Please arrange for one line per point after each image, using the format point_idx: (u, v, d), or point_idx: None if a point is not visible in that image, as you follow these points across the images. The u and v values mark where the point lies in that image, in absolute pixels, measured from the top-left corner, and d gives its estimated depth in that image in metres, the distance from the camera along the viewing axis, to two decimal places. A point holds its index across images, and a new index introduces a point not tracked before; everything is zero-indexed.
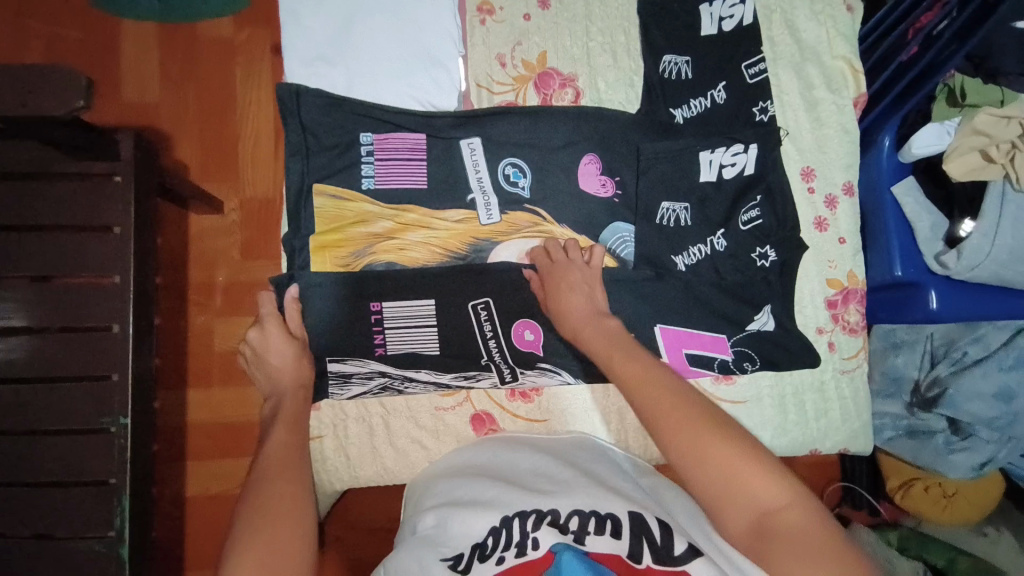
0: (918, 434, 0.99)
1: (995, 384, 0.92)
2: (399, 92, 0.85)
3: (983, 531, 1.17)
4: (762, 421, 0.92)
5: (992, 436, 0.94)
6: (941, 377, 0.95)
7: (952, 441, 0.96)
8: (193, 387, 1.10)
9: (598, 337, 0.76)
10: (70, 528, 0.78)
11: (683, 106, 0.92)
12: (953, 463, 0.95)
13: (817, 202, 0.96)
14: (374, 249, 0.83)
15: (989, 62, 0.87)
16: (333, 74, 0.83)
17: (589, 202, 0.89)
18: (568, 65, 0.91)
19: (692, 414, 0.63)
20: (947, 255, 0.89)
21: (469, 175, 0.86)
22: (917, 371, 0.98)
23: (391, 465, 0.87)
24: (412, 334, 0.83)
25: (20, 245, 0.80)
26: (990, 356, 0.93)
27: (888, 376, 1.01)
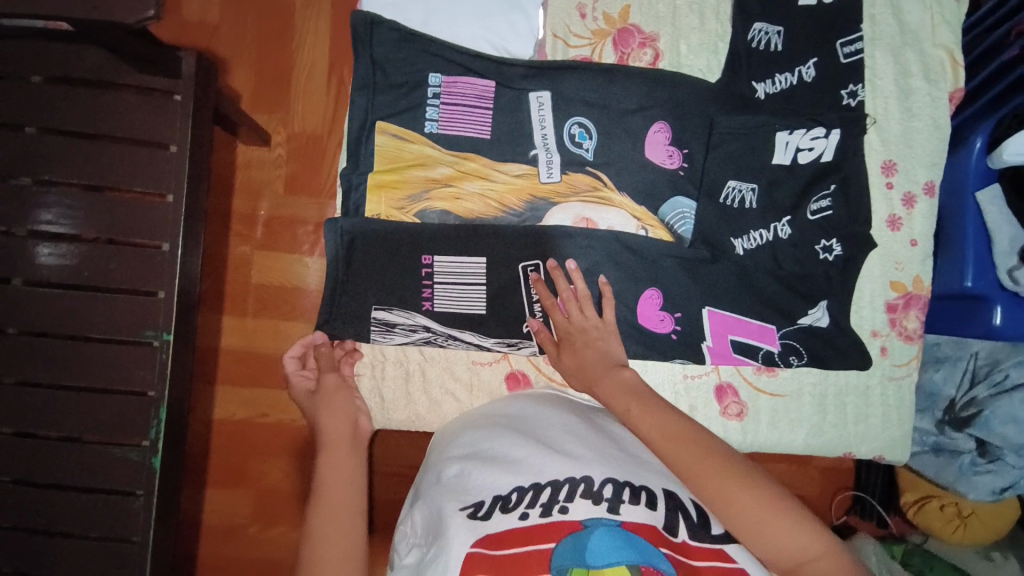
0: (944, 452, 0.97)
1: None
2: (473, 33, 0.81)
3: (988, 555, 1.13)
4: (800, 417, 0.90)
5: (1019, 461, 0.91)
6: (979, 398, 0.92)
7: (977, 463, 0.94)
8: (229, 314, 1.12)
9: (614, 391, 0.73)
10: (105, 432, 0.80)
11: (766, 81, 0.87)
12: (975, 485, 0.94)
13: (894, 199, 0.90)
14: (430, 195, 0.82)
15: None
16: (410, 8, 0.81)
17: (652, 172, 0.86)
18: (650, 24, 0.86)
19: (721, 464, 0.61)
20: (1022, 271, 0.82)
21: (534, 130, 0.83)
22: (954, 390, 0.95)
23: (423, 411, 0.87)
24: (460, 292, 0.83)
25: (72, 151, 0.79)
26: None
27: (924, 392, 0.99)
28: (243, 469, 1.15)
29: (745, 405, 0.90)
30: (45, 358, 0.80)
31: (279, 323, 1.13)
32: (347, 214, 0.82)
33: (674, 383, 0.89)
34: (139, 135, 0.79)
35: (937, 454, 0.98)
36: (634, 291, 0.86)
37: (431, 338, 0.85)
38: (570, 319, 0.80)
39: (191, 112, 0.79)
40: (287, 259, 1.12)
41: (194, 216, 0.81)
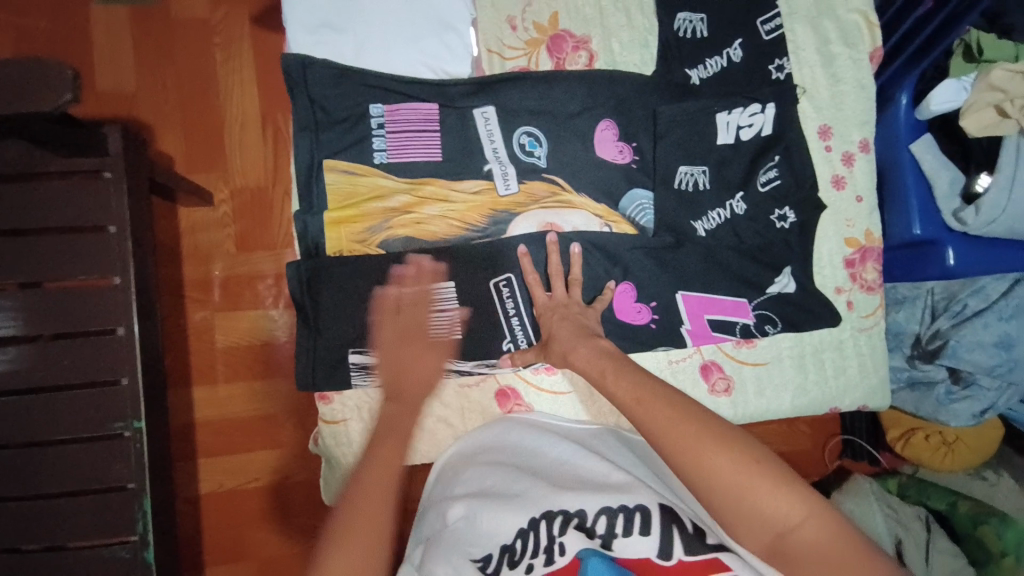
0: (919, 386, 1.02)
1: (995, 333, 0.93)
2: (410, 58, 0.80)
3: (982, 475, 1.19)
4: (783, 382, 0.93)
5: (992, 383, 0.96)
6: (942, 329, 0.96)
7: (953, 391, 0.98)
8: (199, 382, 1.08)
9: (589, 354, 0.73)
10: (86, 535, 0.74)
11: (699, 67, 0.90)
12: (954, 412, 0.97)
13: (835, 159, 0.94)
14: (390, 224, 0.81)
15: (1003, 20, 0.84)
16: (340, 42, 0.79)
17: (606, 169, 0.88)
18: (580, 26, 0.87)
19: (698, 423, 0.58)
20: (965, 212, 0.88)
21: (484, 145, 0.83)
22: (919, 326, 0.99)
23: (419, 444, 0.86)
24: (434, 320, 0.82)
25: (9, 252, 0.75)
26: (990, 307, 0.93)
27: (890, 332, 1.03)
28: (239, 539, 1.09)
29: (731, 379, 0.92)
30: (10, 470, 0.74)
31: (257, 381, 1.09)
32: (310, 256, 0.80)
33: (659, 368, 0.91)
34: (74, 221, 0.75)
35: (914, 389, 1.03)
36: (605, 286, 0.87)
37: None
38: (550, 319, 0.81)
39: (127, 189, 0.75)
40: (251, 316, 1.08)
41: (147, 292, 0.77)
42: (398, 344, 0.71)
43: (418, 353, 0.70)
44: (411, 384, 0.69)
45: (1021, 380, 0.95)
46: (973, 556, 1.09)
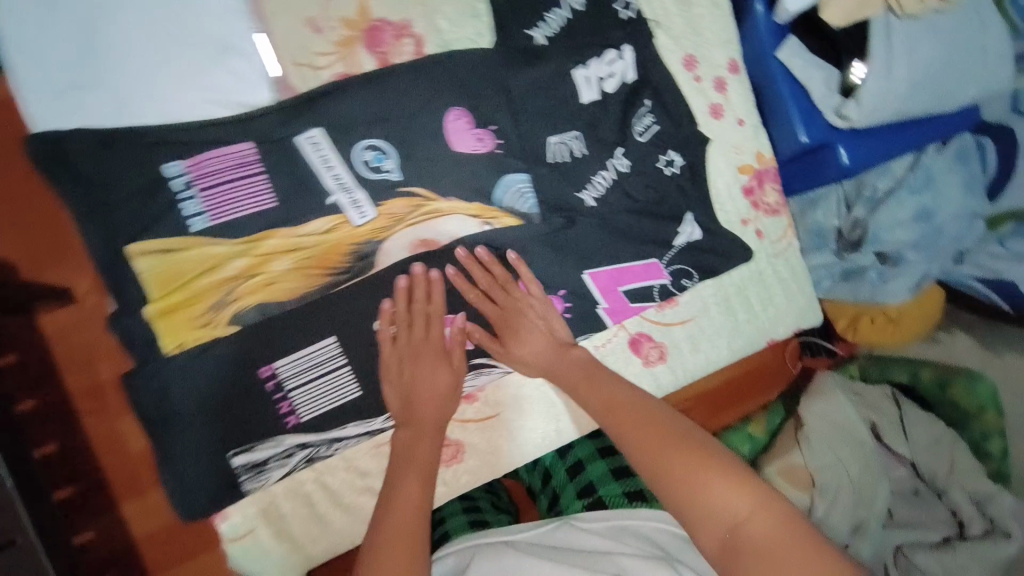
0: (852, 276, 1.09)
1: (909, 210, 1.01)
2: (194, 99, 0.67)
3: (936, 338, 1.25)
4: (715, 331, 0.89)
5: (917, 256, 1.04)
6: (861, 218, 1.04)
7: (883, 273, 1.05)
8: (126, 499, 0.79)
9: (573, 367, 0.77)
10: None
11: (540, 24, 0.80)
12: (890, 290, 1.05)
13: (707, 89, 0.88)
14: (236, 296, 0.69)
15: None
16: (100, 101, 0.65)
17: (469, 164, 0.78)
18: (395, 10, 0.75)
19: (659, 425, 0.67)
20: (847, 107, 0.82)
21: (321, 174, 0.71)
22: (837, 220, 1.06)
23: (343, 526, 0.78)
24: (320, 388, 0.72)
25: None
26: (899, 186, 1.00)
27: (813, 230, 1.09)
28: None
29: (662, 345, 0.87)
30: None
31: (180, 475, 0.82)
32: (147, 362, 0.68)
33: (586, 359, 0.84)
34: None
35: (848, 280, 1.10)
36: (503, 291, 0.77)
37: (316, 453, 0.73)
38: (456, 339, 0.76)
39: None
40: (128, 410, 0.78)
41: None
42: (411, 369, 0.74)
43: (449, 375, 0.75)
44: (420, 406, 0.73)
45: (944, 246, 1.05)
46: (952, 418, 1.14)
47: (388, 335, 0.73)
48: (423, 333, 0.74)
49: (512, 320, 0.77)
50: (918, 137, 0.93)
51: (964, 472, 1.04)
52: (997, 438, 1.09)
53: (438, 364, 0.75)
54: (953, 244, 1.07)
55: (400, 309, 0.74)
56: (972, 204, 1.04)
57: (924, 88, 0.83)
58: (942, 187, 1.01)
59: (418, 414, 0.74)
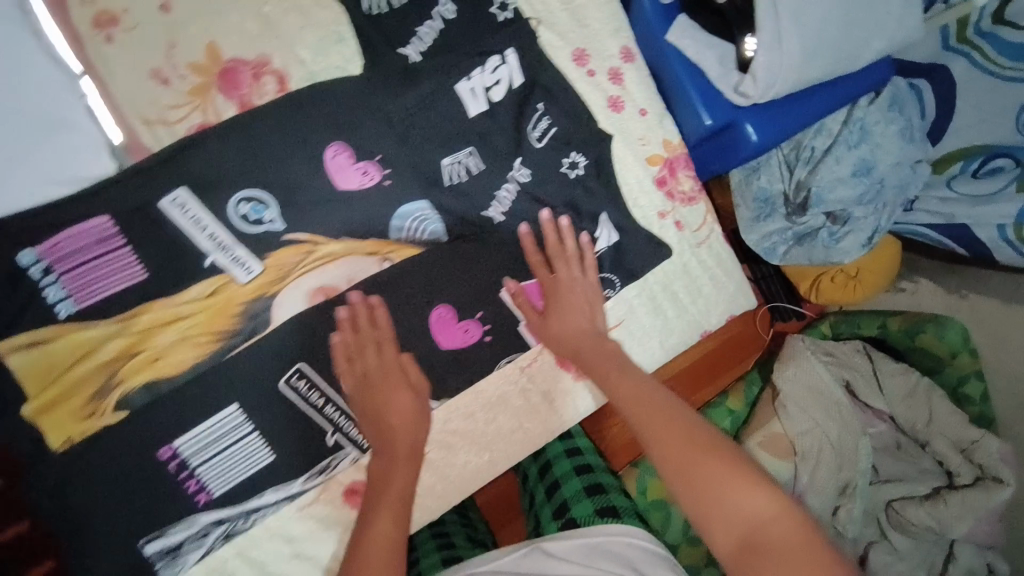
0: (805, 238, 1.11)
1: (849, 166, 1.04)
2: (27, 181, 0.62)
3: (901, 288, 1.25)
4: (647, 332, 0.86)
5: (865, 211, 1.07)
6: (804, 179, 1.07)
7: (835, 232, 1.09)
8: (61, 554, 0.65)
9: (597, 356, 0.75)
10: None
11: (412, 40, 0.76)
12: (843, 249, 1.09)
13: (602, 82, 0.85)
14: (120, 378, 0.65)
15: None
16: None
17: (358, 201, 0.74)
18: (249, 48, 0.69)
19: (681, 411, 0.62)
20: (745, 84, 0.80)
21: (195, 235, 0.67)
22: (783, 184, 1.09)
23: None
24: (228, 459, 0.69)
25: None
26: (837, 142, 1.04)
27: (759, 199, 1.10)
28: None
29: None
30: None
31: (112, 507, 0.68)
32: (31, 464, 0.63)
33: (516, 382, 0.81)
34: None
35: (802, 243, 1.12)
36: (419, 323, 0.76)
37: (233, 527, 0.69)
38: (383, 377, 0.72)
39: None
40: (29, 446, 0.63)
41: None
42: (370, 403, 0.71)
43: (414, 397, 0.72)
44: (388, 433, 0.70)
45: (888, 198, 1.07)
46: (925, 365, 1.16)
47: (343, 368, 0.72)
48: (375, 359, 0.73)
49: (560, 291, 0.79)
50: (833, 100, 0.89)
51: (942, 421, 1.08)
52: (975, 380, 1.09)
53: (403, 385, 0.73)
54: (901, 194, 1.08)
55: (349, 340, 0.72)
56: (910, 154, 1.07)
57: (823, 53, 0.79)
58: (878, 139, 1.04)
59: (389, 437, 0.70)
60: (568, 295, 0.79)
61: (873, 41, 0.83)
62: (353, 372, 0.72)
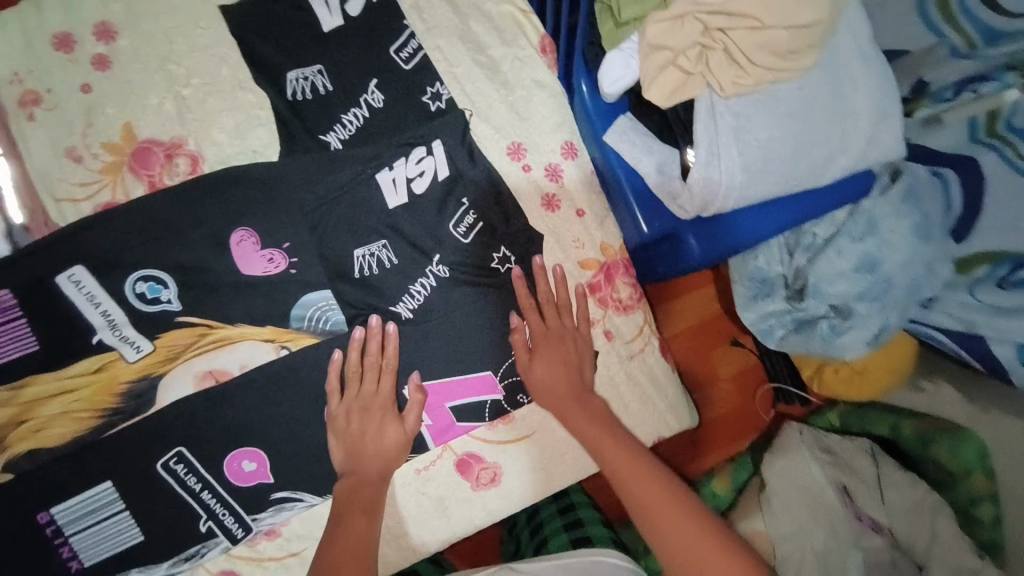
0: (803, 327, 0.97)
1: (852, 259, 0.91)
2: None
3: (919, 386, 1.01)
4: (560, 446, 0.81)
5: (871, 308, 0.92)
6: (802, 266, 0.95)
7: (836, 326, 0.94)
8: None
9: (587, 418, 0.74)
10: None
11: (335, 127, 0.74)
12: (844, 346, 0.93)
13: (538, 178, 0.80)
14: (6, 444, 0.67)
15: None
16: None
17: (260, 287, 0.72)
18: (165, 131, 0.71)
19: (679, 503, 0.64)
20: (682, 197, 0.74)
21: (89, 312, 0.68)
22: (781, 267, 0.98)
23: None
24: (100, 533, 0.68)
25: None
26: (839, 232, 0.92)
27: (755, 279, 0.99)
28: None
29: (497, 466, 0.80)
30: None
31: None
32: None
33: (408, 486, 0.78)
34: None
35: (799, 332, 0.98)
36: (311, 417, 0.74)
37: None
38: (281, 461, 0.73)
39: None
40: None
41: None
42: (359, 424, 0.72)
43: (397, 429, 0.73)
44: (366, 456, 0.72)
45: (900, 297, 0.92)
46: (937, 480, 0.89)
47: (336, 391, 0.73)
48: (373, 387, 0.73)
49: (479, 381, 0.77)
50: (795, 211, 0.80)
51: (943, 545, 0.81)
52: (988, 503, 0.82)
53: (387, 414, 0.73)
54: (916, 295, 0.93)
55: (352, 360, 0.73)
56: (930, 252, 0.90)
57: (772, 171, 0.72)
58: (887, 235, 0.90)
59: (367, 466, 0.72)
60: (553, 347, 0.76)
61: (839, 160, 0.75)
62: (360, 387, 0.73)
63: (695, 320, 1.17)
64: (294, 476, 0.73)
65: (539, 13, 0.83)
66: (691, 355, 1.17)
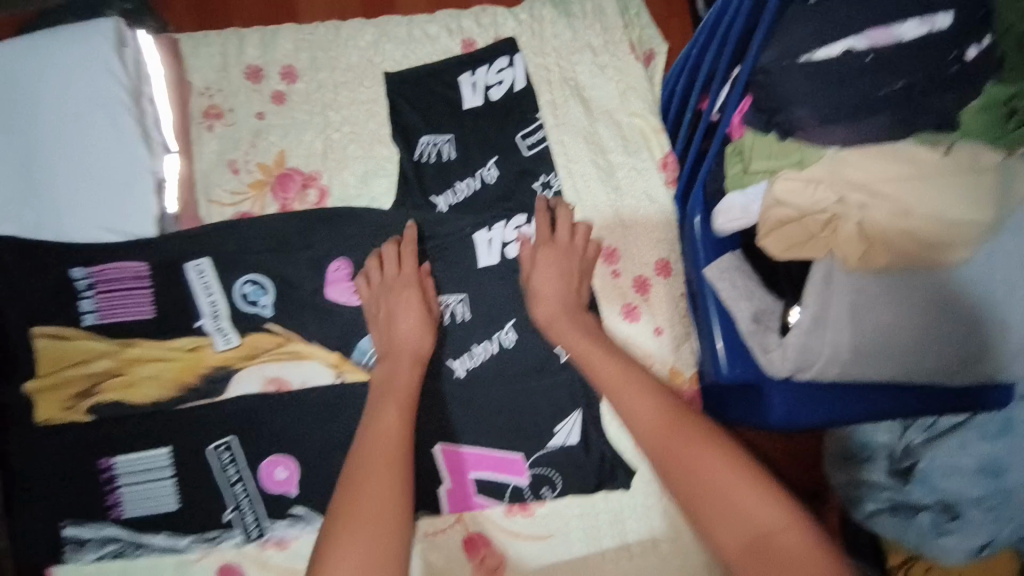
0: (902, 512, 0.91)
1: (978, 456, 0.86)
2: (88, 226, 0.74)
3: None
4: (570, 561, 0.78)
5: (985, 518, 0.86)
6: (914, 445, 0.91)
7: (940, 523, 0.88)
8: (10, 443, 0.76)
9: (577, 336, 0.69)
10: None
11: (447, 192, 0.80)
12: (944, 548, 0.88)
13: (624, 287, 0.79)
14: (100, 389, 0.77)
15: (780, 116, 0.61)
16: (23, 216, 0.74)
17: (340, 316, 0.79)
18: (308, 163, 0.81)
19: (682, 416, 0.57)
20: (774, 352, 0.69)
21: (200, 301, 0.78)
22: (889, 437, 0.93)
23: None
24: (148, 492, 0.77)
25: None
26: (968, 421, 0.87)
27: (858, 441, 0.96)
28: None
29: (503, 556, 0.77)
30: None
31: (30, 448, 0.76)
32: (14, 426, 0.77)
33: (413, 543, 0.78)
34: None
35: (895, 514, 0.92)
36: (345, 446, 0.78)
37: (123, 550, 0.77)
38: (310, 479, 0.77)
39: None
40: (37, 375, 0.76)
41: None
42: (387, 306, 0.73)
43: (418, 305, 0.73)
44: (394, 340, 0.71)
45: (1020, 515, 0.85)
46: None
47: (363, 280, 0.76)
48: (394, 267, 0.75)
49: (503, 464, 0.77)
50: (902, 399, 0.72)
51: None
52: None
53: (408, 296, 0.73)
54: None
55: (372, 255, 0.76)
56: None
57: (887, 356, 0.65)
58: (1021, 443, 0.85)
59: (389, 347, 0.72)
60: (543, 267, 0.74)
61: (969, 368, 0.66)
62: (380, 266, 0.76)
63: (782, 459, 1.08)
64: (316, 497, 0.77)
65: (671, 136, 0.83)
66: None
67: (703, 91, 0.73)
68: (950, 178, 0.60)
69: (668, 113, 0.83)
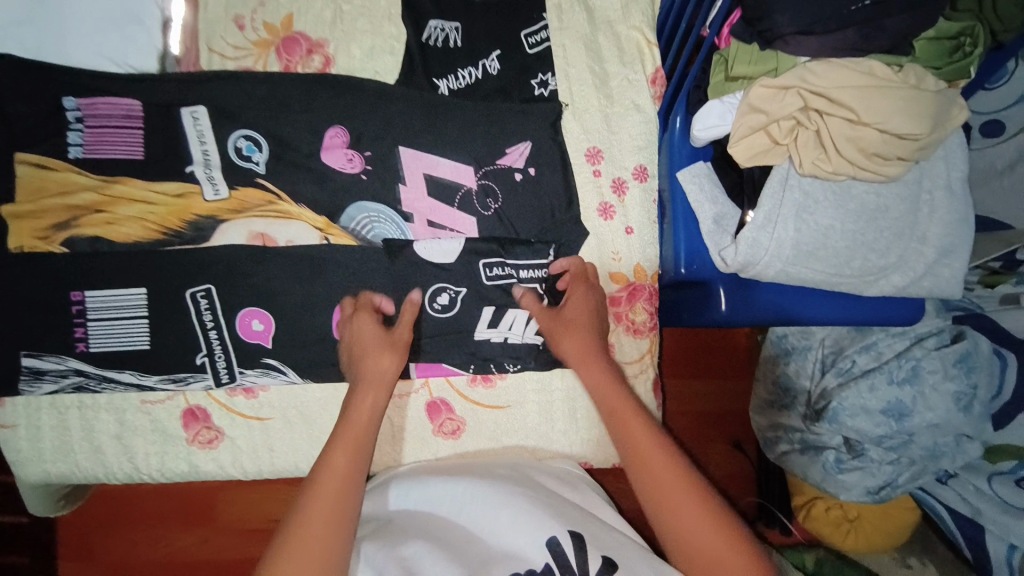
0: (810, 450, 1.02)
1: (882, 400, 0.95)
2: (89, 51, 0.75)
3: (907, 563, 1.07)
4: (526, 431, 0.85)
5: (880, 453, 0.98)
6: (829, 387, 1.00)
7: (842, 460, 1.00)
8: None
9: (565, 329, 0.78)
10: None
11: (449, 77, 0.83)
12: (843, 481, 1.00)
13: (603, 186, 0.86)
14: (78, 222, 0.76)
15: (765, 24, 0.69)
16: (21, 32, 0.73)
17: (331, 180, 0.80)
18: (315, 29, 0.82)
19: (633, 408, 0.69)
20: (726, 249, 0.75)
21: (192, 147, 0.77)
22: (809, 382, 1.04)
23: (86, 462, 0.80)
24: (118, 328, 0.77)
25: None
26: (879, 367, 0.96)
27: (779, 385, 1.08)
28: None
29: (462, 422, 0.84)
30: None
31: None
32: None
33: None
34: None
35: (804, 453, 1.04)
36: (323, 307, 0.80)
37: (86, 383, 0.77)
38: (286, 334, 0.79)
39: None
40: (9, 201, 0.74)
41: None
42: (358, 347, 0.75)
43: (372, 325, 0.76)
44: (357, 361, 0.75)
45: (914, 454, 0.97)
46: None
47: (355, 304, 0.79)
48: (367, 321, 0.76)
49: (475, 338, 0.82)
50: (833, 309, 0.82)
51: None
52: None
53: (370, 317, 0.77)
54: (932, 460, 0.97)
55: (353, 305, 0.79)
56: (960, 425, 0.93)
57: (820, 256, 0.74)
58: (924, 389, 0.94)
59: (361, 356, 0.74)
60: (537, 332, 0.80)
61: (888, 279, 0.77)
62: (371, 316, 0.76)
63: (721, 403, 1.22)
64: (290, 352, 0.80)
65: (664, 52, 0.90)
66: (700, 441, 1.22)
67: (696, 10, 0.79)
68: (898, 91, 0.69)
69: (663, 29, 0.89)
